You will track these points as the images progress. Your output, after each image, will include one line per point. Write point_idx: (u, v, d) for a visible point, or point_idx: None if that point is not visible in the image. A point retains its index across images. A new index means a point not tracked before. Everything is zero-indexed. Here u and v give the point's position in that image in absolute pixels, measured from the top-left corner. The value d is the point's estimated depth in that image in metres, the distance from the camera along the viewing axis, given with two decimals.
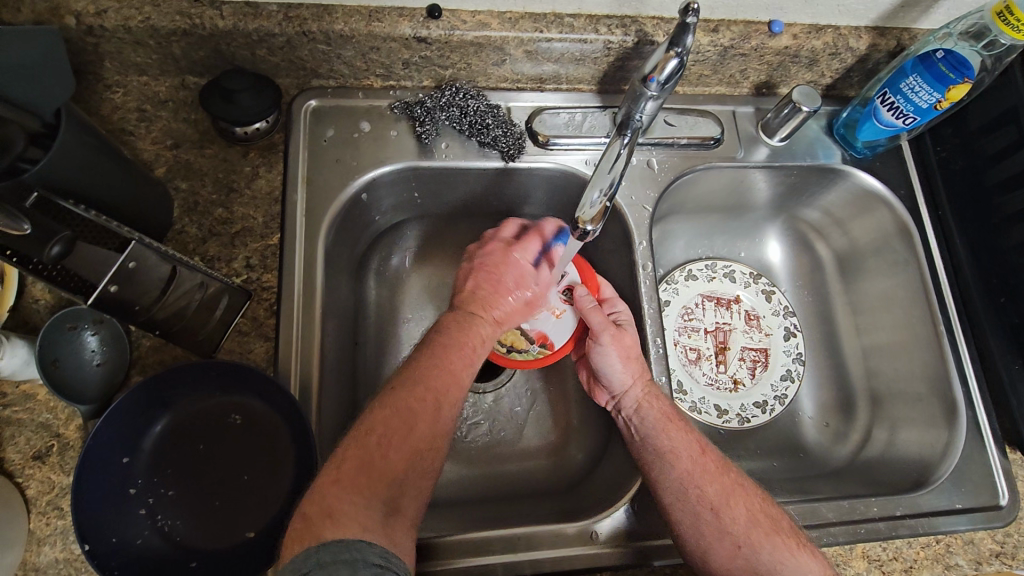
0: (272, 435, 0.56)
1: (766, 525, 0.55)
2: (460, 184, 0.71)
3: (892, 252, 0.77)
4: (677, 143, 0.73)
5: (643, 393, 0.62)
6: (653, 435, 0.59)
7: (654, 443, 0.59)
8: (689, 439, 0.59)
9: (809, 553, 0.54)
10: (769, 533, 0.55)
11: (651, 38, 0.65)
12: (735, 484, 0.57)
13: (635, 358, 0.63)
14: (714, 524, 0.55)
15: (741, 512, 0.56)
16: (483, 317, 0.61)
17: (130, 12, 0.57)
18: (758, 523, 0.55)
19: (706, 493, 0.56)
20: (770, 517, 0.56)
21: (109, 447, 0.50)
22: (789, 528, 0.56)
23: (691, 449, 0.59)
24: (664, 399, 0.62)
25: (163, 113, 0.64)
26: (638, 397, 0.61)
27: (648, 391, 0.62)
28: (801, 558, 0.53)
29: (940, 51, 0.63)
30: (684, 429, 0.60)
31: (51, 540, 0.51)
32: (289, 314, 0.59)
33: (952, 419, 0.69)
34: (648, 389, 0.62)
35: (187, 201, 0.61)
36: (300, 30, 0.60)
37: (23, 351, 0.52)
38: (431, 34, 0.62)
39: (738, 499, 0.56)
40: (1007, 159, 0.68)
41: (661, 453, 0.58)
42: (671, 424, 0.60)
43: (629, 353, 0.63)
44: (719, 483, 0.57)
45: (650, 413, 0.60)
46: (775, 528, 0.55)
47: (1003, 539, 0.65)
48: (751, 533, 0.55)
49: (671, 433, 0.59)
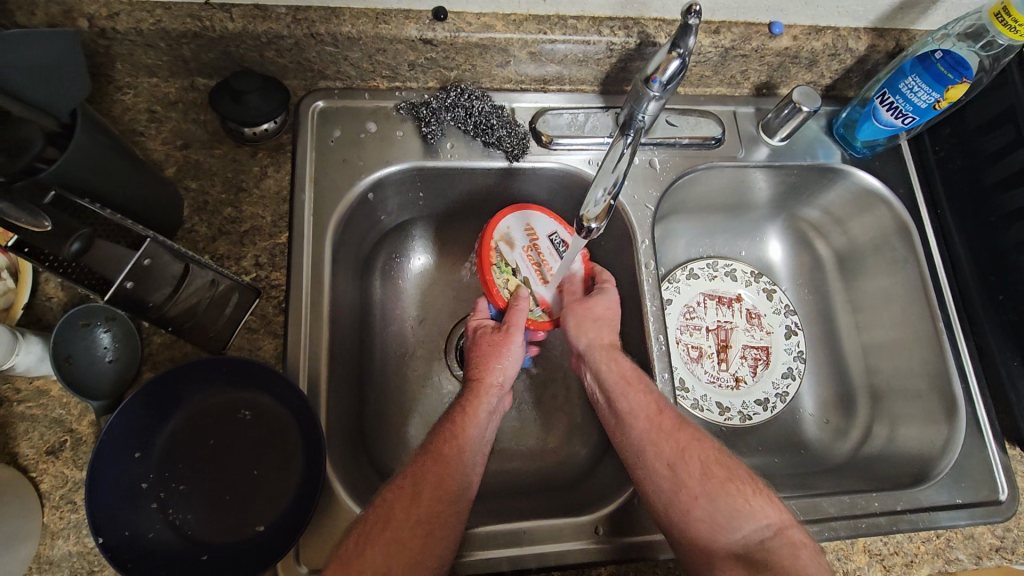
0: (282, 430, 0.56)
1: (720, 475, 0.57)
2: (464, 184, 0.72)
3: (892, 251, 0.78)
4: (678, 143, 0.74)
5: (603, 354, 0.65)
6: (613, 396, 0.62)
7: (614, 404, 0.62)
8: (646, 398, 0.61)
9: (765, 499, 0.56)
10: (723, 483, 0.57)
11: (653, 39, 0.66)
12: (691, 440, 0.59)
13: (598, 321, 0.67)
14: (671, 478, 0.57)
15: (696, 464, 0.58)
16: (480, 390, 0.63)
17: (142, 15, 0.58)
18: (712, 475, 0.57)
19: (662, 449, 0.58)
20: (724, 467, 0.58)
21: (122, 442, 0.51)
22: (745, 477, 0.58)
23: (648, 408, 0.61)
24: (624, 362, 0.65)
25: (173, 114, 0.65)
26: (599, 360, 0.65)
27: (608, 354, 0.65)
28: (756, 505, 0.56)
29: (938, 51, 0.64)
30: (643, 388, 0.62)
31: (65, 533, 0.52)
32: (298, 311, 0.60)
33: (952, 415, 0.70)
34: (607, 351, 0.65)
35: (197, 200, 0.62)
36: (308, 32, 0.61)
37: (37, 347, 0.53)
38: (436, 36, 0.63)
39: (693, 453, 0.58)
40: (1004, 159, 0.69)
41: (620, 414, 0.61)
42: (629, 385, 0.62)
43: (592, 317, 0.67)
44: (675, 440, 0.59)
45: (608, 376, 0.63)
46: (730, 478, 0.57)
47: (1003, 533, 0.66)
48: (706, 485, 0.57)
49: (629, 394, 0.62)
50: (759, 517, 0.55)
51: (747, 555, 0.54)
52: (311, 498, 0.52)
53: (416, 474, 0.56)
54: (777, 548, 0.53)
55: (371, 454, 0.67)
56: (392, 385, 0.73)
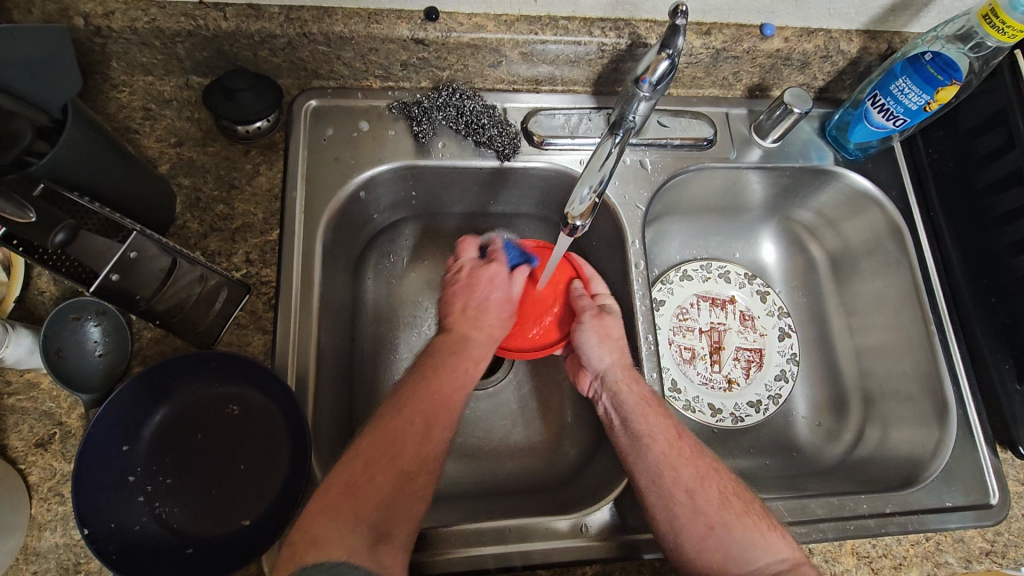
0: (268, 425, 0.57)
1: (738, 507, 0.56)
2: (456, 183, 0.73)
3: (885, 253, 0.78)
4: (670, 144, 0.74)
5: (623, 376, 0.63)
6: (632, 418, 0.61)
7: (632, 425, 0.60)
8: (665, 423, 0.61)
9: (779, 534, 0.55)
10: (740, 515, 0.55)
11: (643, 40, 0.66)
12: (709, 468, 0.59)
13: (614, 339, 0.65)
14: (688, 504, 0.56)
15: (714, 495, 0.56)
16: (476, 332, 0.63)
17: (136, 13, 0.58)
18: (730, 505, 0.56)
19: (681, 475, 0.57)
20: (742, 499, 0.57)
21: (109, 434, 0.52)
22: (760, 511, 0.57)
23: (668, 433, 0.60)
24: (643, 384, 0.64)
25: (168, 112, 0.66)
26: (617, 380, 0.63)
27: (627, 374, 0.64)
28: (771, 539, 0.54)
29: (929, 53, 0.64)
30: (662, 414, 0.61)
31: (52, 525, 0.52)
32: (286, 308, 0.60)
33: (943, 418, 0.70)
34: (626, 372, 0.64)
35: (189, 197, 0.63)
36: (300, 32, 0.61)
37: (28, 340, 0.53)
38: (428, 35, 0.63)
39: (711, 482, 0.57)
40: (998, 161, 0.69)
41: (637, 436, 0.60)
42: (649, 407, 0.61)
43: (610, 336, 0.65)
44: (694, 466, 0.58)
45: (629, 397, 0.62)
46: (747, 510, 0.56)
47: (994, 537, 0.65)
48: (723, 514, 0.55)
49: (649, 417, 0.61)
50: (775, 551, 0.54)
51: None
52: (296, 494, 0.53)
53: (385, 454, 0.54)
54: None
55: None
56: (382, 383, 0.73)
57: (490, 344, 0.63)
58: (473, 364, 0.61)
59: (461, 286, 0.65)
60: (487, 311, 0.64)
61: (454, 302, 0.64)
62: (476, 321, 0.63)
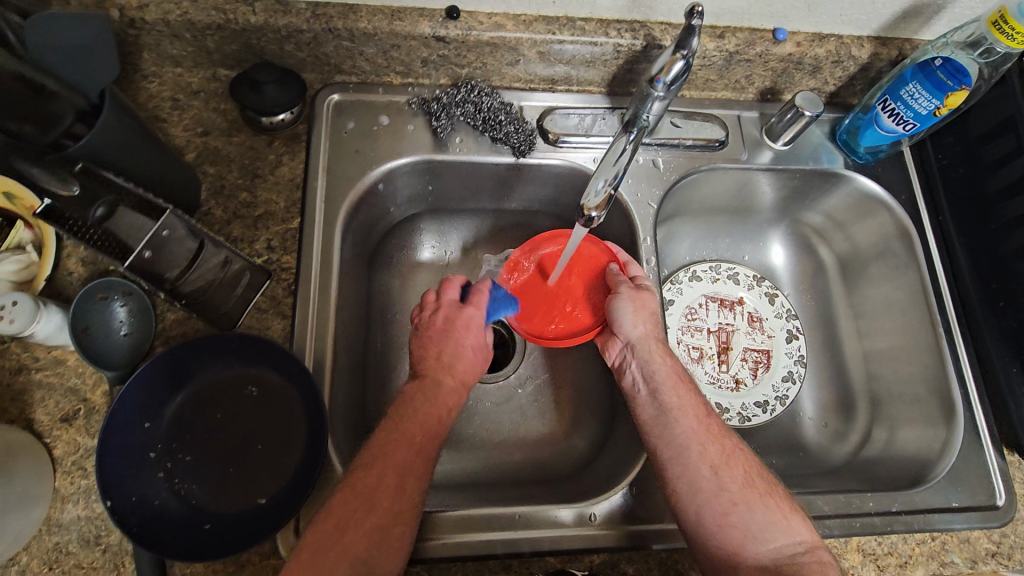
0: (286, 406, 0.58)
1: (762, 488, 0.57)
2: (473, 179, 0.75)
3: (894, 256, 0.79)
4: (682, 144, 0.76)
5: (656, 348, 0.64)
6: (663, 390, 0.62)
7: (662, 397, 0.62)
8: (695, 400, 0.62)
9: (800, 518, 0.56)
10: (763, 495, 0.56)
11: (658, 42, 0.68)
12: (735, 448, 0.59)
13: (650, 312, 0.65)
14: (712, 480, 0.57)
15: (739, 474, 0.57)
16: (447, 377, 0.60)
17: (169, 6, 0.61)
18: (754, 485, 0.57)
19: (708, 451, 0.58)
20: (766, 482, 0.58)
21: (132, 411, 0.53)
22: (782, 494, 0.58)
23: (697, 410, 0.61)
24: (674, 359, 0.65)
25: (195, 103, 0.68)
26: (651, 352, 0.64)
27: (659, 346, 0.64)
28: (792, 521, 0.55)
29: (939, 59, 0.65)
30: (692, 390, 0.63)
31: (75, 498, 0.54)
32: (306, 294, 0.62)
33: (951, 419, 0.70)
34: (660, 346, 0.65)
35: (214, 185, 0.65)
36: (326, 27, 0.63)
37: (58, 317, 0.54)
38: (449, 33, 0.65)
39: (737, 462, 0.58)
40: (1006, 166, 0.70)
41: (668, 409, 0.61)
42: (680, 384, 0.63)
43: (645, 307, 0.64)
44: (721, 444, 0.59)
45: (661, 369, 0.63)
46: (770, 492, 0.57)
47: (999, 539, 0.66)
48: (747, 493, 0.56)
49: (679, 391, 0.62)
50: (794, 534, 0.55)
51: (777, 569, 0.53)
52: (311, 473, 0.54)
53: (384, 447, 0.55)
54: (808, 565, 0.53)
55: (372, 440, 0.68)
56: (395, 373, 0.74)
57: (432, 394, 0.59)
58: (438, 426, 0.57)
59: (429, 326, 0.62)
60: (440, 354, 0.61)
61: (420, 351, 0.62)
62: (450, 366, 0.61)
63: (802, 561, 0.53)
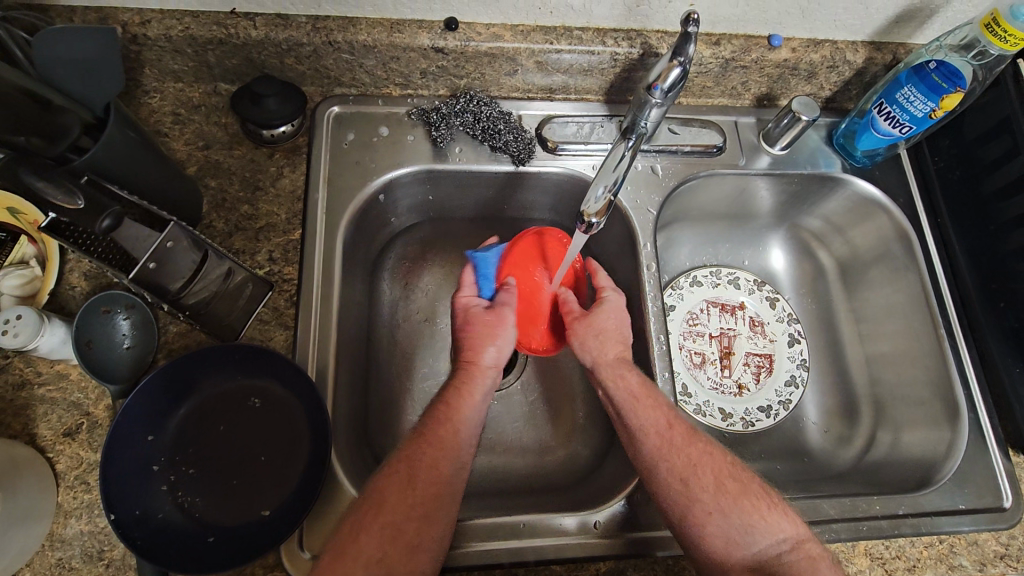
0: (289, 418, 0.58)
1: (733, 490, 0.57)
2: (473, 188, 0.75)
3: (893, 259, 0.79)
4: (680, 151, 0.76)
5: (610, 366, 0.64)
6: (623, 414, 0.62)
7: (625, 421, 0.61)
8: (656, 414, 0.61)
9: (778, 513, 0.56)
10: (737, 498, 0.56)
11: (655, 50, 0.69)
12: (703, 454, 0.59)
13: (597, 333, 0.67)
14: (683, 493, 0.56)
15: (708, 480, 0.57)
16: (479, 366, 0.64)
17: (171, 22, 0.61)
18: (725, 490, 0.57)
19: (674, 466, 0.58)
20: (737, 482, 0.58)
21: (136, 424, 0.53)
22: (757, 490, 0.57)
23: (659, 425, 0.60)
24: (631, 375, 0.63)
25: (196, 117, 0.68)
26: (605, 372, 0.64)
27: (613, 367, 0.64)
28: (772, 519, 0.55)
29: (933, 62, 0.66)
30: (655, 404, 0.61)
31: (77, 513, 0.54)
32: (308, 304, 0.62)
33: (955, 421, 0.70)
34: (613, 364, 0.65)
35: (216, 197, 0.65)
36: (326, 40, 0.64)
37: (61, 331, 0.55)
38: (447, 44, 0.66)
39: (704, 469, 0.58)
40: (1003, 167, 0.70)
41: (632, 432, 0.61)
42: (638, 400, 0.62)
43: (595, 328, 0.67)
44: (685, 455, 0.59)
45: (617, 391, 0.62)
46: (742, 493, 0.57)
47: (1008, 541, 0.65)
48: (720, 500, 0.56)
49: (638, 410, 0.61)
50: (776, 532, 0.55)
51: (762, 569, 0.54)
52: (315, 483, 0.54)
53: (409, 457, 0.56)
54: (792, 564, 0.53)
55: (374, 450, 0.68)
56: (397, 383, 0.74)
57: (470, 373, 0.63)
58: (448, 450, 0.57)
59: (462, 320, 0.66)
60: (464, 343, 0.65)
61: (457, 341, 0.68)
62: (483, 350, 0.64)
63: (787, 560, 0.53)
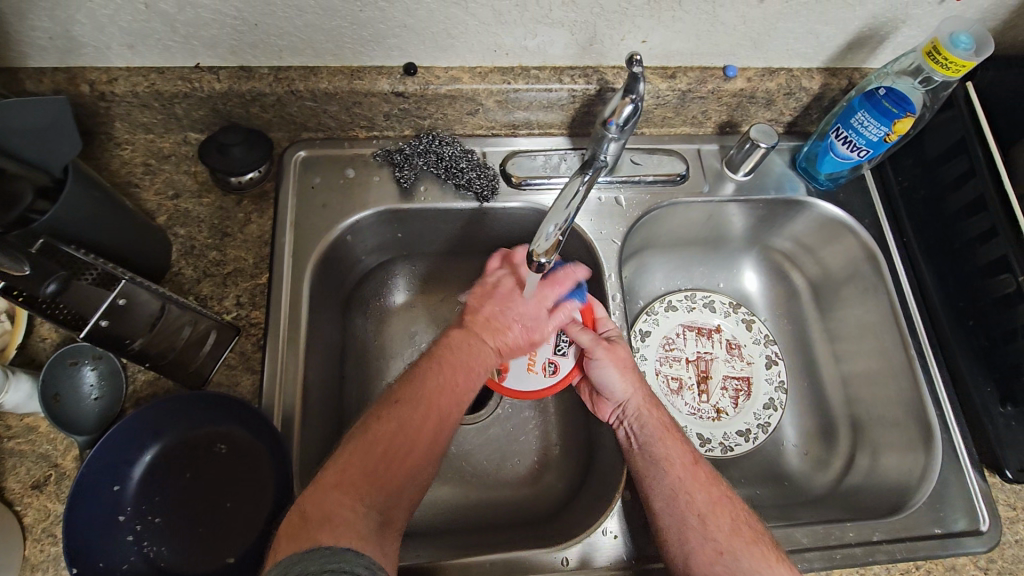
0: (256, 464, 0.58)
1: (748, 535, 0.56)
2: (441, 224, 0.76)
3: (863, 279, 0.79)
4: (643, 181, 0.77)
5: (643, 403, 0.65)
6: (649, 443, 0.62)
7: (650, 449, 0.62)
8: (683, 449, 0.62)
9: (787, 567, 0.55)
10: (749, 542, 0.56)
11: (611, 85, 0.70)
12: (723, 495, 0.59)
13: (632, 367, 0.67)
14: (699, 529, 0.57)
15: (726, 521, 0.57)
16: (490, 343, 0.63)
17: (138, 79, 0.64)
18: (740, 532, 0.56)
19: (694, 500, 0.58)
20: (753, 528, 0.57)
21: (99, 475, 0.54)
22: (769, 540, 0.57)
23: (685, 458, 0.61)
24: (662, 411, 0.65)
25: (166, 166, 0.70)
26: (640, 405, 0.65)
27: (648, 401, 0.65)
28: (778, 569, 0.54)
29: (882, 89, 0.67)
30: (680, 441, 0.63)
31: (44, 566, 0.54)
32: (274, 348, 0.63)
33: (929, 443, 0.70)
34: (646, 399, 0.65)
35: (185, 245, 0.67)
36: (288, 89, 0.66)
37: (27, 385, 0.56)
38: (407, 89, 0.68)
39: (723, 509, 0.58)
40: (962, 187, 0.71)
41: (656, 460, 0.61)
42: (669, 433, 0.63)
43: (624, 363, 0.66)
44: (707, 492, 0.59)
45: (649, 422, 0.63)
46: (756, 538, 0.56)
47: (987, 564, 0.64)
48: (733, 541, 0.56)
49: (667, 441, 0.62)
50: None
51: None
52: None
53: (407, 397, 0.55)
54: None
55: None
56: None
57: (495, 358, 0.63)
58: (449, 415, 0.56)
59: (497, 302, 0.66)
60: (507, 331, 0.65)
61: (480, 303, 0.66)
62: (499, 332, 0.64)
63: None
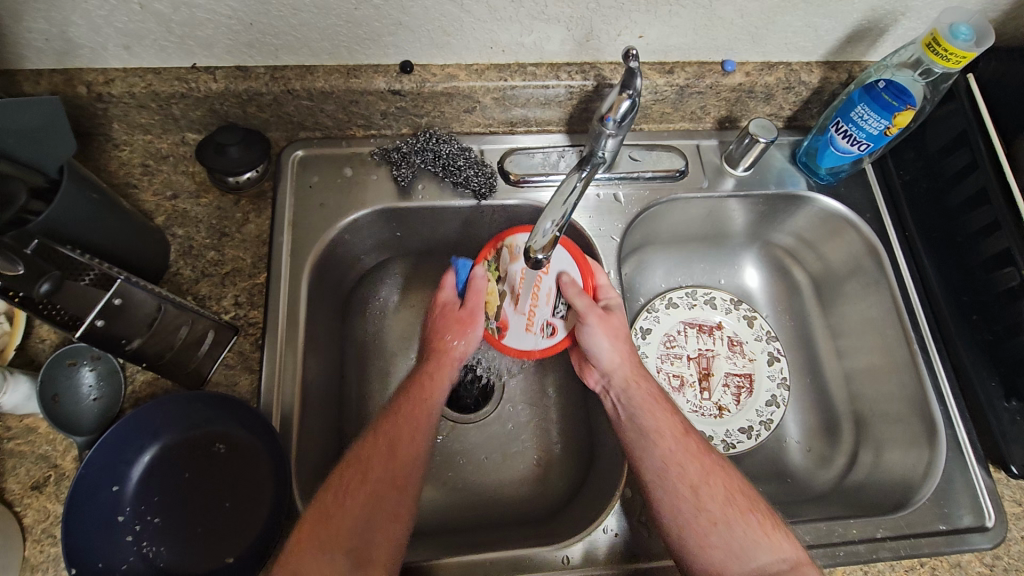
0: (254, 464, 0.58)
1: (741, 504, 0.57)
2: (439, 222, 0.76)
3: (865, 274, 0.79)
4: (642, 177, 0.77)
5: (630, 373, 0.64)
6: (637, 415, 0.62)
7: (639, 421, 0.61)
8: (671, 418, 0.62)
9: (783, 535, 0.56)
10: (744, 511, 0.57)
11: (609, 81, 0.70)
12: (716, 466, 0.59)
13: (622, 338, 0.65)
14: (693, 500, 0.57)
15: (718, 490, 0.58)
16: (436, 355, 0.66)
17: (134, 80, 0.64)
18: (734, 502, 0.57)
19: (686, 472, 0.58)
20: (746, 497, 0.58)
21: (98, 475, 0.54)
22: (763, 508, 0.58)
23: (674, 429, 0.61)
24: (649, 381, 0.65)
25: (164, 167, 0.70)
26: (627, 377, 0.64)
27: (635, 371, 0.65)
28: (774, 539, 0.55)
29: (882, 81, 0.66)
30: (669, 410, 0.63)
31: (44, 566, 0.54)
32: (272, 348, 0.63)
33: (933, 438, 0.69)
34: (633, 369, 0.65)
35: (183, 246, 0.67)
36: (285, 89, 0.66)
37: (26, 386, 0.56)
38: (403, 87, 0.67)
39: (715, 478, 0.58)
40: (965, 180, 0.71)
41: (646, 432, 0.61)
42: (656, 403, 0.63)
43: (616, 331, 0.65)
44: (700, 463, 0.59)
45: (637, 394, 0.63)
46: (751, 508, 0.57)
47: (993, 561, 0.64)
48: (727, 512, 0.56)
49: (655, 412, 0.62)
50: (777, 552, 0.55)
51: None
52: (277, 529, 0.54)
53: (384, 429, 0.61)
54: None
55: None
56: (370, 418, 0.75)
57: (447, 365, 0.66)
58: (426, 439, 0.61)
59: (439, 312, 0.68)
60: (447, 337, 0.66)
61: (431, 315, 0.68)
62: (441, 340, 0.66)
63: None
